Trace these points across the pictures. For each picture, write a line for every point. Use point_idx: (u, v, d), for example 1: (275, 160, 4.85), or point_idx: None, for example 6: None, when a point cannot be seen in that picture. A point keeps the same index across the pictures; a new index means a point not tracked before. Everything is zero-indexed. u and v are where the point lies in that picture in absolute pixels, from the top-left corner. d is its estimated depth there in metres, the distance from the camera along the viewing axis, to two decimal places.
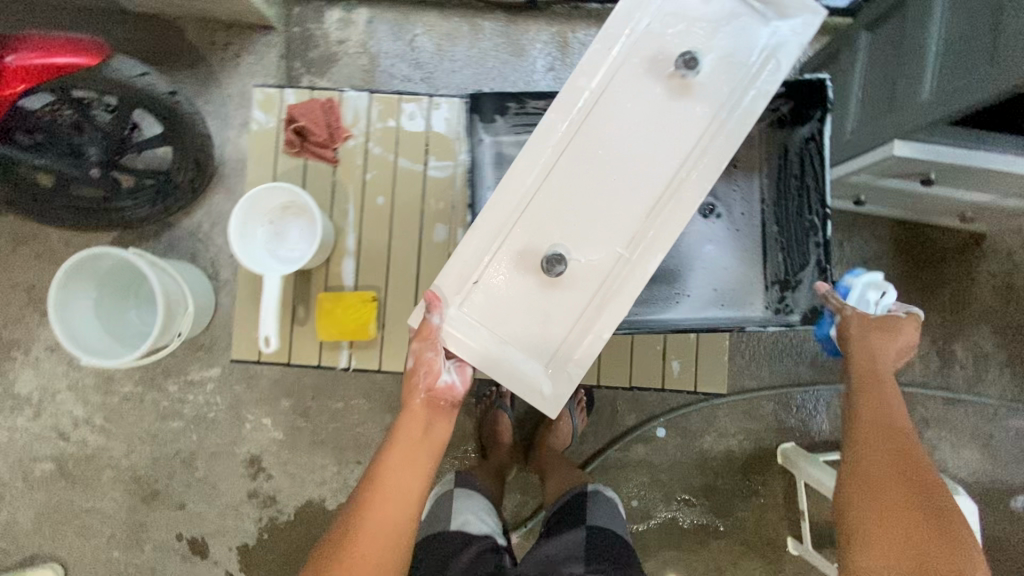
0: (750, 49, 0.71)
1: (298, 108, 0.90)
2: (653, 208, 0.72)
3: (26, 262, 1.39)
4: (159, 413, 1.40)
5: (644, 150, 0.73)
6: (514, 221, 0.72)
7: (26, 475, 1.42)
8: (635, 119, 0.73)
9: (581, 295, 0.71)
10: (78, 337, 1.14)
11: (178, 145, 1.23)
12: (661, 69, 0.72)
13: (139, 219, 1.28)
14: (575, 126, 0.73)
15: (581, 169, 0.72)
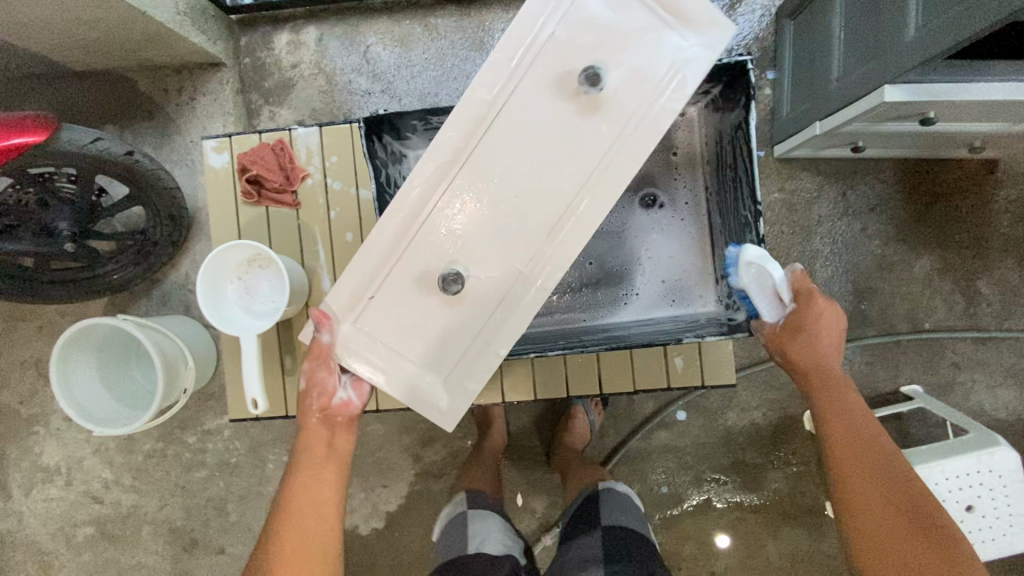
0: (657, 63, 0.67)
1: (247, 155, 0.87)
2: (553, 226, 0.67)
3: (29, 338, 1.41)
4: (184, 465, 1.42)
5: (538, 164, 0.68)
6: (410, 242, 0.69)
7: (69, 541, 1.46)
8: (529, 127, 0.68)
9: (480, 316, 0.68)
10: (85, 409, 1.15)
11: (147, 202, 1.21)
12: (564, 79, 0.68)
13: (125, 281, 1.27)
14: (469, 129, 0.68)
15: (479, 183, 0.68)
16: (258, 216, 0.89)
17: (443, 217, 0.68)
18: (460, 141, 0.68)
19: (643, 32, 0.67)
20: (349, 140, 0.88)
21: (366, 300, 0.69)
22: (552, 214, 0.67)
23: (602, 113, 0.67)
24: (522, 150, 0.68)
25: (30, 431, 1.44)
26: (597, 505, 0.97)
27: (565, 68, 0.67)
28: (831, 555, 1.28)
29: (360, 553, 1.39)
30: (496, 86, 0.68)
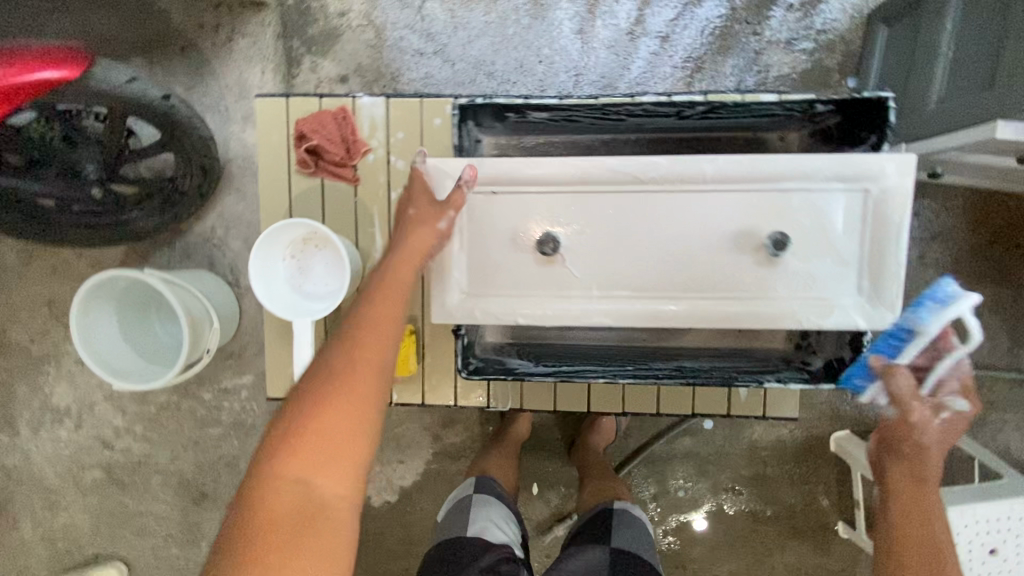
0: (832, 293, 0.70)
1: (308, 123, 0.80)
2: (632, 288, 0.72)
3: (43, 276, 1.35)
4: (198, 421, 1.40)
5: (686, 248, 0.71)
6: (545, 195, 0.71)
7: (77, 482, 1.46)
8: (716, 220, 0.70)
9: (535, 283, 0.73)
10: (105, 360, 1.11)
11: (178, 151, 1.13)
12: (777, 218, 0.69)
13: (149, 230, 1.18)
14: (671, 173, 0.70)
15: (623, 210, 0.71)
16: (312, 189, 0.83)
17: (592, 202, 0.71)
18: (659, 175, 0.70)
19: (843, 279, 0.70)
20: (416, 119, 0.81)
21: (488, 192, 0.72)
22: (638, 278, 0.72)
23: (773, 275, 0.70)
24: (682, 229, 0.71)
25: (41, 370, 1.41)
26: (611, 521, 0.90)
27: (785, 209, 0.69)
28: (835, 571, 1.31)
29: (370, 522, 1.40)
30: (724, 172, 0.69)
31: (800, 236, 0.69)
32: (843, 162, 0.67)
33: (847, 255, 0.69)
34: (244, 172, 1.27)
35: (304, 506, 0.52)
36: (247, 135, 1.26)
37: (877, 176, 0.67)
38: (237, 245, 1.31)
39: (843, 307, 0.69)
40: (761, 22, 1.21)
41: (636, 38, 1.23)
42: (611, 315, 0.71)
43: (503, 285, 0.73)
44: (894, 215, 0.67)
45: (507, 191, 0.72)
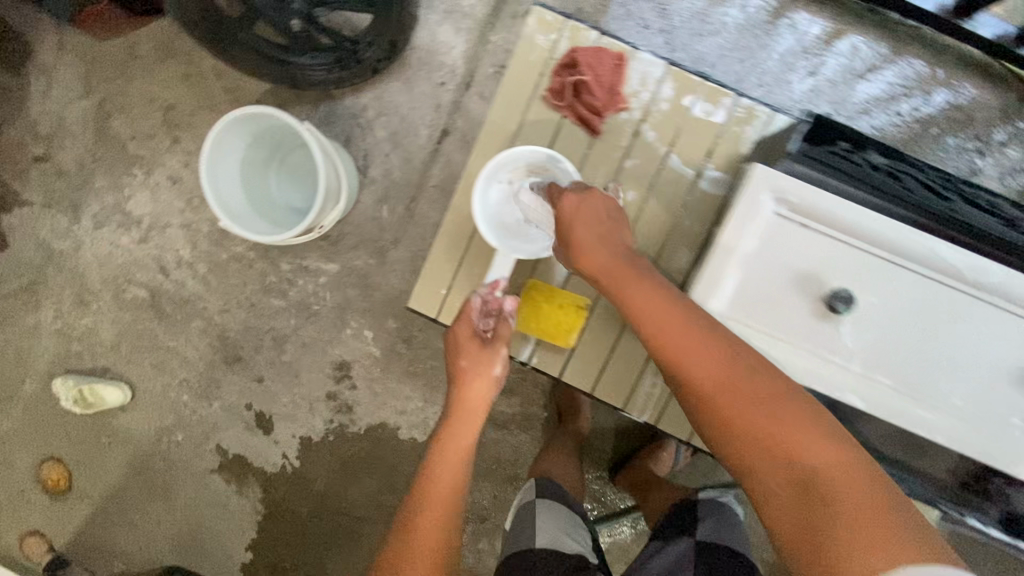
0: None
1: (588, 56, 0.82)
2: (899, 375, 0.78)
3: (174, 80, 1.28)
4: (263, 285, 1.34)
5: (974, 367, 0.78)
6: (863, 258, 0.77)
7: (117, 293, 1.39)
8: (1012, 346, 0.77)
9: (821, 331, 0.77)
10: (222, 192, 1.05)
11: (382, 18, 1.05)
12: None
13: (318, 83, 1.13)
14: (996, 286, 0.76)
15: (917, 304, 0.77)
16: None
17: (904, 280, 0.77)
18: (988, 283, 0.76)
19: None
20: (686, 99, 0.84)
21: (803, 225, 0.77)
22: (911, 367, 0.78)
23: None
24: (981, 348, 0.77)
25: (128, 170, 1.33)
26: (694, 516, 0.89)
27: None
28: None
29: (389, 450, 1.37)
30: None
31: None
32: None
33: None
34: (422, 65, 1.20)
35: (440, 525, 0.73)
36: (441, 30, 1.19)
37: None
38: (380, 134, 1.24)
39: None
40: (986, 138, 1.15)
41: (863, 104, 1.16)
42: (870, 400, 0.78)
43: (789, 318, 0.77)
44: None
45: (830, 238, 0.77)
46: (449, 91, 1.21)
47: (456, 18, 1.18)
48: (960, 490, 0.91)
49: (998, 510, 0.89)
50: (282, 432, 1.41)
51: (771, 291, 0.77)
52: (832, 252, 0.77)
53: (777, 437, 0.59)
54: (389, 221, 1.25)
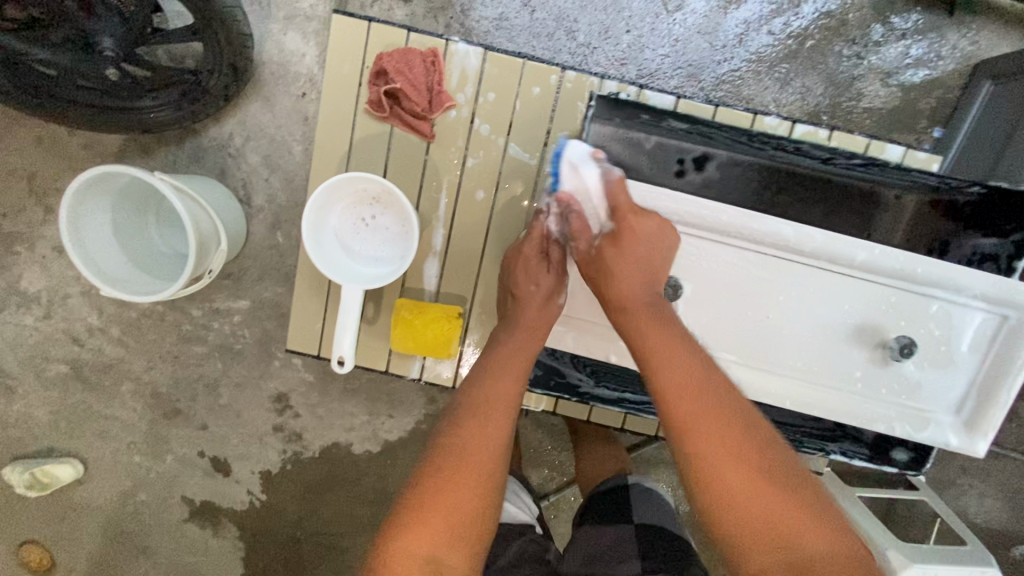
0: (927, 401, 0.79)
1: (393, 62, 0.76)
2: (737, 355, 0.78)
3: (28, 146, 1.20)
4: (182, 335, 1.31)
5: (812, 331, 0.77)
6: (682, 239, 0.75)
7: (38, 372, 1.36)
8: (853, 301, 0.76)
9: None
10: (106, 273, 1.02)
11: (210, 42, 0.98)
12: (903, 319, 0.76)
13: (161, 125, 1.04)
14: (825, 251, 0.73)
15: (748, 284, 0.76)
16: (380, 135, 0.79)
17: (723, 258, 0.75)
18: (811, 249, 0.73)
19: (947, 391, 0.78)
20: (514, 82, 0.78)
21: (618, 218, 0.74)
22: (746, 346, 0.78)
23: (882, 371, 0.77)
24: (816, 311, 0.77)
25: (10, 249, 1.27)
26: (629, 501, 0.89)
27: (921, 315, 0.76)
28: None
29: (347, 467, 1.38)
30: (875, 262, 0.73)
31: (922, 343, 0.77)
32: (996, 285, 0.73)
33: (957, 374, 0.78)
34: (276, 80, 1.12)
35: (463, 514, 0.59)
36: (287, 39, 1.11)
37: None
38: (254, 160, 1.18)
39: (938, 420, 0.78)
40: (866, 40, 1.10)
41: (736, 29, 1.10)
42: None
43: None
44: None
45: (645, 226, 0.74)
46: (312, 102, 1.14)
47: (299, 22, 1.10)
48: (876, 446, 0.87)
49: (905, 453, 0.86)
50: (240, 472, 1.40)
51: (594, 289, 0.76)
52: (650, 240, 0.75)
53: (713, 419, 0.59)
54: (286, 248, 1.21)
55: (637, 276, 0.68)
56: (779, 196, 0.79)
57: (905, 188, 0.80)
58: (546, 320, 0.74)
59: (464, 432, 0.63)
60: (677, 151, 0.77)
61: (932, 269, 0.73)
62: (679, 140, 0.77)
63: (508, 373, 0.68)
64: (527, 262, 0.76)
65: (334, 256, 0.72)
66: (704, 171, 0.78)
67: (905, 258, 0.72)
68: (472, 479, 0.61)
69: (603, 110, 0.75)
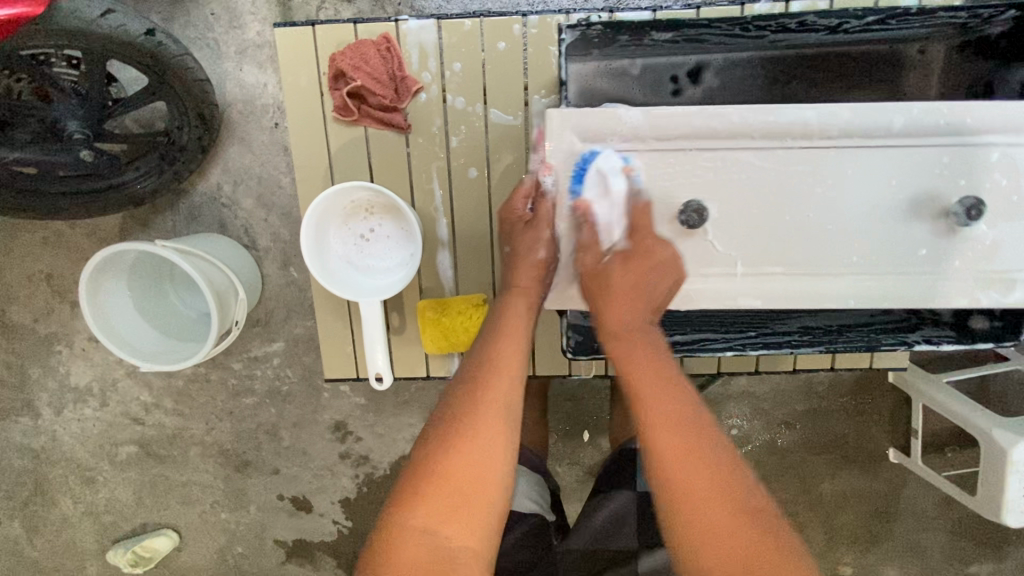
0: (1013, 264, 0.69)
1: (348, 60, 0.72)
2: (786, 266, 0.71)
3: (38, 249, 1.23)
4: (230, 391, 1.33)
5: (862, 218, 0.70)
6: (697, 155, 0.68)
7: (111, 458, 1.40)
8: (902, 172, 0.68)
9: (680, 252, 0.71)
10: (141, 348, 1.03)
11: (172, 98, 0.96)
12: (962, 177, 0.68)
13: (148, 193, 1.03)
14: (854, 129, 0.67)
15: (780, 185, 0.69)
16: (356, 139, 0.76)
17: (746, 166, 0.69)
18: (839, 129, 0.67)
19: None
20: (477, 45, 0.73)
21: (624, 152, 0.68)
22: (796, 254, 0.71)
23: (952, 243, 0.70)
24: (864, 192, 0.69)
25: (52, 350, 1.31)
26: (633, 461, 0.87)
27: (985, 167, 0.67)
28: (881, 493, 1.35)
29: None
30: (913, 123, 0.67)
31: (993, 200, 0.68)
32: None
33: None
34: (247, 117, 1.10)
35: (471, 479, 0.54)
36: (245, 74, 1.08)
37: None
38: (249, 203, 1.17)
39: None
40: None
41: None
42: (764, 296, 0.71)
43: None
44: None
45: (655, 153, 0.68)
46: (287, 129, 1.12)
47: (252, 53, 1.06)
48: (954, 318, 0.80)
49: (985, 319, 0.79)
50: (322, 504, 1.42)
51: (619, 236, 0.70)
52: (664, 167, 0.68)
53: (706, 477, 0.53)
54: (302, 281, 1.21)
55: (636, 307, 0.63)
56: (789, 85, 0.73)
57: (932, 37, 0.72)
58: (537, 285, 0.69)
59: (463, 401, 0.58)
60: (669, 68, 0.71)
61: (980, 113, 0.66)
62: (664, 53, 0.71)
63: (516, 332, 0.63)
64: (511, 227, 0.72)
65: (341, 272, 0.69)
66: (703, 82, 0.72)
67: (949, 110, 0.66)
68: (481, 447, 0.55)
69: (574, 43, 0.68)
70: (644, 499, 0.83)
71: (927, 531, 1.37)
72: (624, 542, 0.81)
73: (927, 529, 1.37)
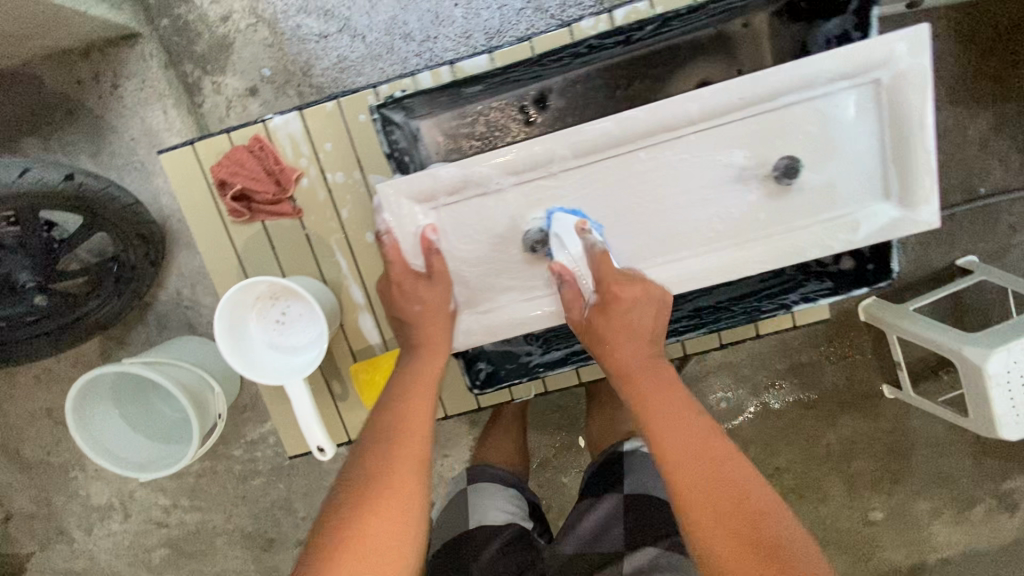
0: (848, 204, 0.70)
1: (227, 169, 0.78)
2: (647, 259, 0.74)
3: (34, 387, 1.31)
4: (238, 476, 1.39)
5: (694, 201, 0.72)
6: (519, 180, 0.71)
7: (146, 565, 1.46)
8: (721, 152, 0.70)
9: (555, 272, 0.74)
10: (136, 461, 1.10)
11: (108, 226, 1.03)
12: (776, 139, 0.69)
13: (114, 316, 1.13)
14: (656, 126, 0.69)
15: (607, 188, 0.72)
16: (256, 234, 0.81)
17: (573, 176, 0.71)
18: (641, 130, 0.69)
19: (865, 178, 0.70)
20: (340, 121, 0.78)
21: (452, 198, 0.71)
22: (648, 247, 0.73)
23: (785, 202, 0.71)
24: (688, 183, 0.72)
25: (69, 477, 1.38)
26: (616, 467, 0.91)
27: (792, 126, 0.69)
28: (887, 431, 1.34)
29: None
30: (711, 108, 0.68)
31: (808, 150, 0.69)
32: (846, 57, 0.65)
33: (865, 162, 0.70)
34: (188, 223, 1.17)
35: (395, 533, 0.55)
36: None
37: (886, 61, 0.65)
38: (210, 299, 1.23)
39: (870, 213, 0.70)
40: None
41: None
42: None
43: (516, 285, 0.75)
44: (914, 95, 0.65)
45: (486, 186, 0.71)
46: None
47: None
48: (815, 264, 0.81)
49: (847, 258, 0.79)
50: None
51: (487, 275, 0.75)
52: (500, 196, 0.72)
53: (719, 492, 0.56)
54: None
55: (637, 344, 0.65)
56: (632, 86, 0.74)
57: (751, 8, 0.71)
58: (446, 337, 0.71)
59: (373, 454, 0.60)
60: (517, 100, 0.74)
61: (772, 81, 0.66)
62: (497, 89, 0.72)
63: (422, 382, 0.66)
64: (404, 285, 0.70)
65: (254, 358, 0.72)
66: (551, 106, 0.74)
67: (737, 87, 0.66)
68: (400, 497, 0.57)
69: (405, 113, 0.71)
70: (630, 500, 0.84)
71: (945, 457, 1.35)
72: (611, 545, 0.81)
73: (945, 455, 1.35)
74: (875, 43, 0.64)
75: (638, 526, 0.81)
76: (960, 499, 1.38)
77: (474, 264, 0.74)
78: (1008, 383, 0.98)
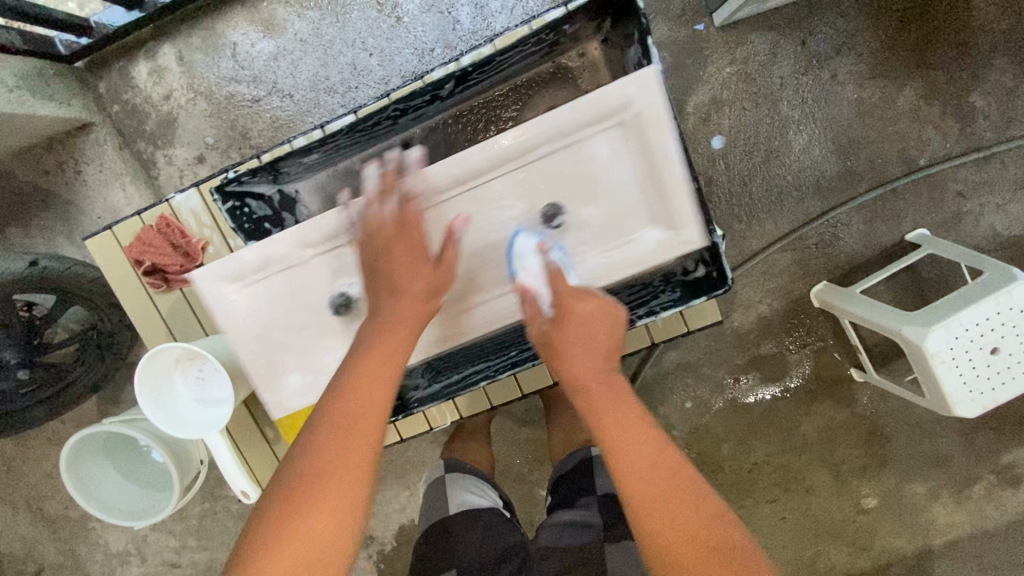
0: (624, 233, 0.76)
1: (140, 249, 0.86)
2: (452, 307, 0.79)
3: (48, 448, 1.44)
4: (237, 514, 1.47)
5: (487, 247, 0.77)
6: (311, 254, 0.77)
7: None
8: (495, 202, 0.76)
9: (365, 333, 0.79)
10: (131, 510, 1.20)
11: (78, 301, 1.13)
12: (542, 184, 0.76)
13: (98, 381, 1.23)
14: (430, 190, 0.76)
15: None
16: (178, 301, 0.90)
17: (363, 244, 0.77)
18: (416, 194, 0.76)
19: (635, 208, 0.75)
20: None
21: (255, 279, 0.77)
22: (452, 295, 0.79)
23: (566, 239, 0.76)
24: (468, 235, 0.77)
25: (89, 527, 1.50)
26: (593, 470, 0.89)
27: (553, 172, 0.75)
28: (867, 416, 1.30)
29: None
30: (473, 168, 0.75)
31: (575, 191, 0.76)
32: (586, 107, 0.72)
33: (627, 197, 0.75)
34: None
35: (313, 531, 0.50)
36: None
37: (624, 104, 0.71)
38: None
39: (643, 239, 0.75)
40: None
41: None
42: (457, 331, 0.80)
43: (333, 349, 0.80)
44: (654, 130, 0.71)
45: (283, 263, 0.77)
46: None
47: None
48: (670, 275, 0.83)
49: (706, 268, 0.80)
50: None
51: (307, 342, 0.80)
52: (297, 271, 0.78)
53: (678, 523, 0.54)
54: None
55: (593, 355, 0.63)
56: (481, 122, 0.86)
57: (582, 38, 0.81)
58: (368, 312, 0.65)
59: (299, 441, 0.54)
60: (379, 153, 0.86)
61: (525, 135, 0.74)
62: (349, 147, 0.85)
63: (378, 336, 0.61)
64: None
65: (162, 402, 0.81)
66: (414, 153, 0.87)
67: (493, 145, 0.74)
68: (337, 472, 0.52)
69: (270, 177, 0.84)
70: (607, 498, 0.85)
71: (933, 436, 1.30)
72: (590, 538, 0.81)
73: (932, 435, 1.30)
74: (605, 91, 0.71)
75: (615, 523, 0.82)
76: (958, 479, 1.31)
77: (284, 334, 0.79)
78: (952, 359, 0.95)
